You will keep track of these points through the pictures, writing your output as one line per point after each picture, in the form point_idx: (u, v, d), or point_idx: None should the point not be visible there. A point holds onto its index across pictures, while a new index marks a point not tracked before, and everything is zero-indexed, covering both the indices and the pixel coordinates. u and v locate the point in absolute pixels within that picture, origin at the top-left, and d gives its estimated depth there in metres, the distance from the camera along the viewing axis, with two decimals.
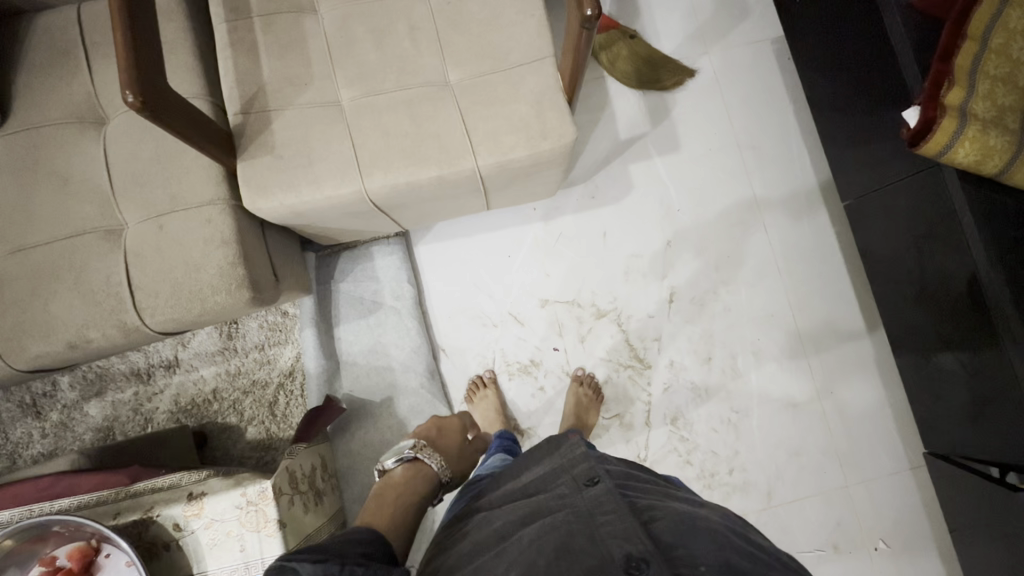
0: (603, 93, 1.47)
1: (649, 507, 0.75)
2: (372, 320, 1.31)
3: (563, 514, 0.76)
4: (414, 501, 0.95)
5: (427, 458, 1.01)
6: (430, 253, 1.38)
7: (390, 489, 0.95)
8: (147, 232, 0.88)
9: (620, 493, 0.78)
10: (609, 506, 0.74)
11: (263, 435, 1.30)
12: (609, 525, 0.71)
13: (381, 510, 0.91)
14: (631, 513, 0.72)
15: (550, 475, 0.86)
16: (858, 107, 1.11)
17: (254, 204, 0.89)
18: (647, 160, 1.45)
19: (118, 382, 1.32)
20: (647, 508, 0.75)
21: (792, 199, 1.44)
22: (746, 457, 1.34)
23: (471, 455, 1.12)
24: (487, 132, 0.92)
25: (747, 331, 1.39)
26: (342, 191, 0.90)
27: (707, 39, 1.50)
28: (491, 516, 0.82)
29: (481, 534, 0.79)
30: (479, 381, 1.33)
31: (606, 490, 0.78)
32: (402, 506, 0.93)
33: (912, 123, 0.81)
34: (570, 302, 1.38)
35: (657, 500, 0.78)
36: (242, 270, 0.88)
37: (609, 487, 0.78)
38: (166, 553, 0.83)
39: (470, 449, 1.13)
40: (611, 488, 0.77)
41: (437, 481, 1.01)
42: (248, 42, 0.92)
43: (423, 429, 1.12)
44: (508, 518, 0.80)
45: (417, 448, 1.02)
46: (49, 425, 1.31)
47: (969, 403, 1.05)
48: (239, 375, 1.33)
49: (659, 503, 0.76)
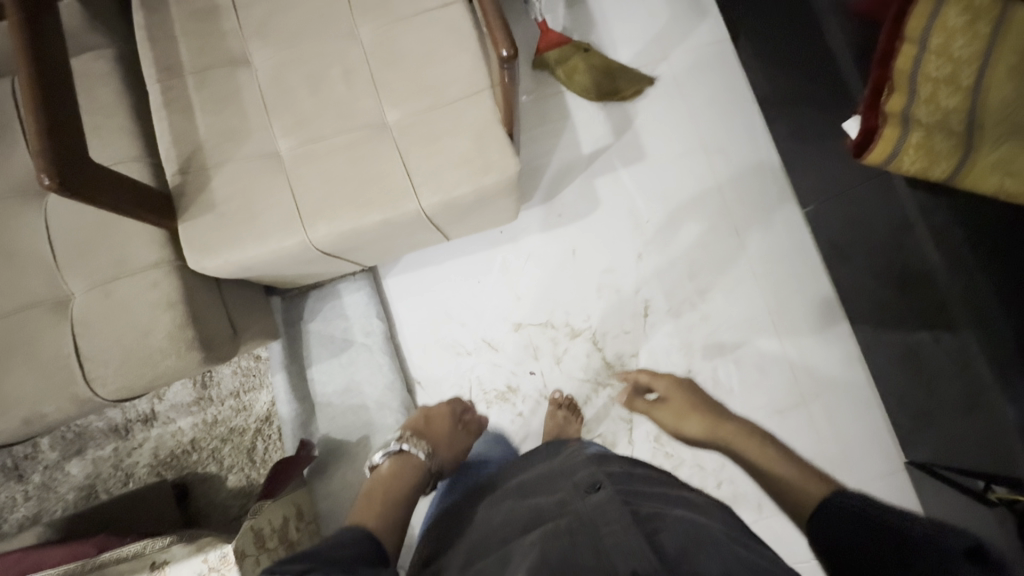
0: (562, 109, 1.46)
1: (655, 514, 0.70)
2: (343, 359, 1.30)
3: (564, 522, 0.71)
4: (405, 493, 0.93)
5: (415, 450, 1.00)
6: (398, 285, 1.37)
7: (378, 483, 0.93)
8: (94, 300, 0.87)
9: (624, 500, 0.73)
10: (612, 516, 0.69)
11: (243, 482, 1.30)
12: (612, 533, 0.67)
13: (375, 501, 0.90)
14: (634, 524, 0.67)
15: (551, 479, 0.83)
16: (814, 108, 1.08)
17: (198, 264, 0.88)
18: (612, 173, 1.43)
19: (97, 439, 1.32)
20: (651, 515, 0.70)
21: (764, 201, 1.41)
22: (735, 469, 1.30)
23: (462, 441, 1.09)
24: (428, 171, 0.90)
25: (727, 340, 1.36)
26: (286, 243, 0.89)
27: (665, 45, 1.48)
28: (495, 520, 0.79)
29: (483, 539, 0.77)
30: None
31: (609, 497, 0.73)
32: (392, 499, 0.91)
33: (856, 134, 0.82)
34: (543, 324, 1.37)
35: (662, 505, 0.73)
36: (191, 331, 0.87)
37: (612, 494, 0.73)
38: None
39: (460, 438, 1.10)
40: (614, 495, 0.73)
41: (426, 469, 0.99)
42: (182, 101, 0.91)
43: (411, 421, 1.11)
44: (507, 528, 0.76)
45: (404, 440, 1.02)
46: (32, 487, 1.31)
47: (952, 403, 1.01)
48: (216, 424, 1.32)
49: (665, 510, 0.71)
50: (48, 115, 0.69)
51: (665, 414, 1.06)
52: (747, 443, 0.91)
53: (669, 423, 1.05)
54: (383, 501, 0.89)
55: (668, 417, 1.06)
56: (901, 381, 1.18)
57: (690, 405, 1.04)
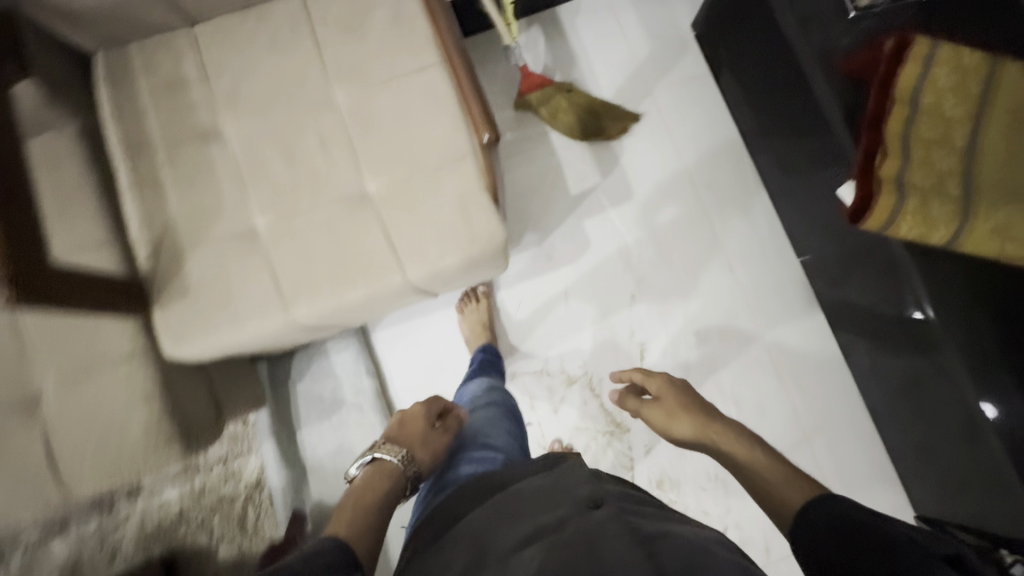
0: (548, 149, 1.43)
1: (658, 530, 0.62)
2: (334, 420, 1.26)
3: (559, 537, 0.63)
4: (380, 501, 0.81)
5: (388, 456, 0.89)
6: (388, 339, 1.33)
7: (350, 494, 0.82)
8: (65, 396, 0.83)
9: (624, 517, 0.64)
10: (614, 539, 0.60)
11: (235, 553, 1.25)
12: (612, 551, 0.59)
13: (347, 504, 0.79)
14: (634, 542, 0.59)
15: (552, 487, 0.74)
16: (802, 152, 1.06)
17: (175, 353, 0.84)
18: (601, 213, 1.41)
19: (80, 516, 1.27)
20: (654, 532, 0.62)
21: (755, 235, 1.39)
22: (740, 513, 1.28)
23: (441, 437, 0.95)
24: (413, 244, 0.87)
25: (717, 340, 1.36)
26: (267, 325, 0.85)
27: (648, 81, 1.46)
28: (488, 521, 0.71)
29: (472, 543, 0.68)
30: None
31: (611, 514, 0.65)
32: (364, 508, 0.79)
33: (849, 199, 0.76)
34: (539, 372, 1.34)
35: (661, 522, 0.65)
36: (168, 424, 0.82)
37: (614, 511, 0.65)
38: None
39: (439, 434, 0.96)
40: (616, 512, 0.64)
41: (402, 475, 0.87)
42: (151, 180, 0.87)
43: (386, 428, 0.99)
44: (494, 538, 0.67)
45: (377, 449, 0.90)
46: (12, 570, 1.25)
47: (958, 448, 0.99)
48: (205, 493, 1.27)
49: (667, 528, 0.63)
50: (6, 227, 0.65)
51: (654, 414, 0.91)
52: (738, 448, 0.79)
53: (658, 424, 0.90)
54: (355, 510, 0.78)
55: (658, 417, 0.90)
56: (903, 411, 1.16)
57: (683, 404, 0.88)
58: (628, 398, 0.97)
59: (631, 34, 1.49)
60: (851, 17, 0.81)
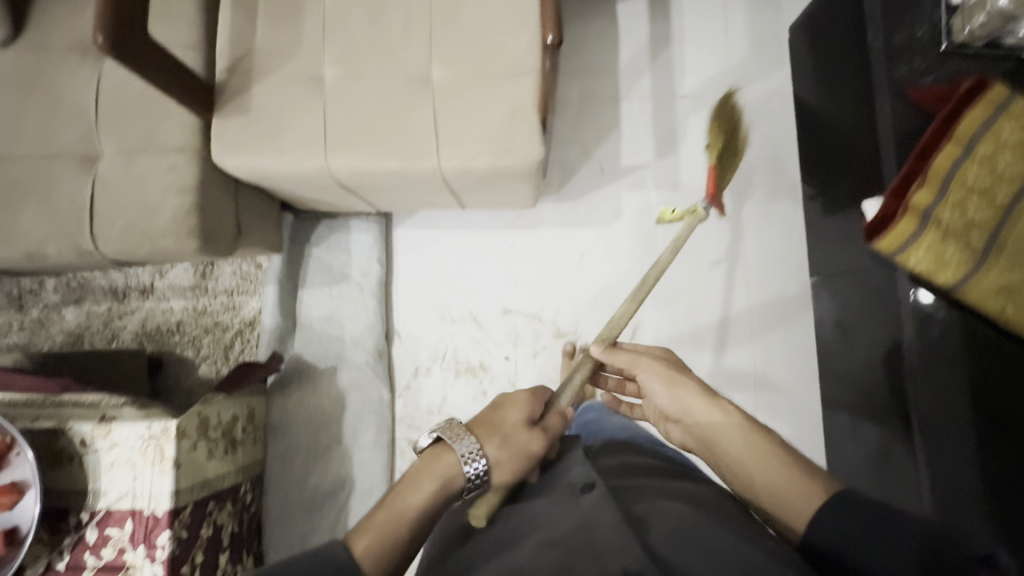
0: (614, 116, 1.45)
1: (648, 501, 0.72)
2: (335, 291, 1.35)
3: (551, 536, 0.68)
4: None
5: None
6: (407, 236, 1.42)
7: None
8: (117, 164, 0.92)
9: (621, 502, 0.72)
10: (605, 519, 0.67)
11: (213, 374, 1.37)
12: (609, 541, 0.65)
13: None
14: (625, 522, 0.66)
15: (553, 501, 0.73)
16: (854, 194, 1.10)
17: (220, 159, 0.93)
18: (642, 192, 1.42)
19: (96, 295, 1.40)
20: (649, 518, 0.69)
21: (781, 261, 1.38)
22: None
23: None
24: (453, 136, 0.92)
25: (696, 159, 1.43)
26: (304, 163, 0.93)
27: (731, 299, 1.36)
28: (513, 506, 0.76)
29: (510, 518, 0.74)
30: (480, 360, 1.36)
31: (604, 495, 0.70)
32: None
33: (870, 216, 0.80)
34: (532, 315, 1.39)
35: (646, 496, 0.74)
36: (196, 219, 0.92)
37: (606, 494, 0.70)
38: (69, 465, 0.88)
39: None
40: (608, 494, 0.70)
41: None
42: (248, 6, 0.95)
43: None
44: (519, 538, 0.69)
45: None
46: (28, 320, 1.40)
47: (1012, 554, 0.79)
48: (204, 314, 1.39)
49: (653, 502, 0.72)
50: (115, 22, 0.77)
51: (652, 371, 0.86)
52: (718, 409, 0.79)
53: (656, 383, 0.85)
54: None
55: (655, 372, 0.85)
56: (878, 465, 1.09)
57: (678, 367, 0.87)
58: (554, 413, 0.82)
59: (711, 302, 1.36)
60: (943, 49, 0.84)
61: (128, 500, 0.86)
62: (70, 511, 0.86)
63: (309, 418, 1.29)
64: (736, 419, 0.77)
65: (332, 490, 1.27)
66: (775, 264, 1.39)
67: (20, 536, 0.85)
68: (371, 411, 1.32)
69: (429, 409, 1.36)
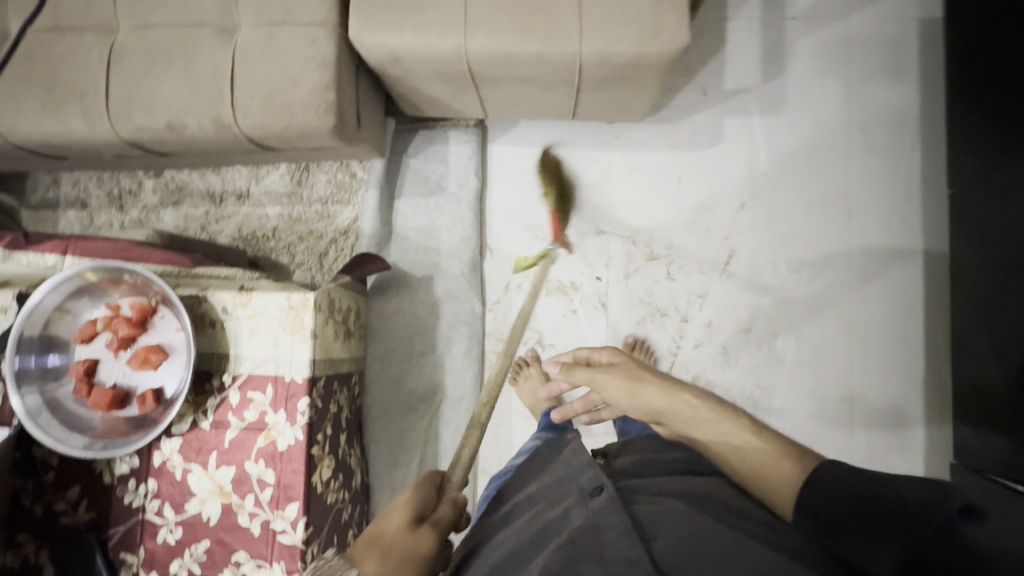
0: (720, 36, 1.39)
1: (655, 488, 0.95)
2: (431, 202, 1.35)
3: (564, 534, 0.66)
4: None
5: None
6: (501, 151, 1.39)
7: None
8: (257, 37, 0.92)
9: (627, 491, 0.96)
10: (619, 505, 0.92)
11: (308, 281, 1.39)
12: (615, 546, 0.62)
13: None
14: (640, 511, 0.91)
15: (555, 484, 0.78)
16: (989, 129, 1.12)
17: (358, 35, 0.91)
18: (745, 117, 1.38)
19: (193, 198, 1.42)
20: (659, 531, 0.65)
21: (885, 193, 1.35)
22: (776, 421, 1.32)
23: None
24: (598, 18, 0.89)
25: (803, 83, 1.38)
26: (443, 43, 0.91)
27: (834, 238, 1.35)
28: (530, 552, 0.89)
29: None
30: (525, 361, 1.33)
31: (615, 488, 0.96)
32: None
33: None
34: (626, 237, 1.37)
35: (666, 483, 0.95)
36: (333, 96, 0.91)
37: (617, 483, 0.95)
38: (210, 330, 0.90)
39: None
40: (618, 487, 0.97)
41: None
42: None
43: None
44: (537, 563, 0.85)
45: None
46: (128, 220, 1.42)
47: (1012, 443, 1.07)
48: (299, 222, 1.40)
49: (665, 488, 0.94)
50: None
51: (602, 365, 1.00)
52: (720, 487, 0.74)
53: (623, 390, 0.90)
54: None
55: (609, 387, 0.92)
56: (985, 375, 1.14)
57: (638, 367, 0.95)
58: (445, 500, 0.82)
59: (801, 250, 1.35)
60: None
61: (270, 366, 0.89)
62: (213, 374, 0.89)
63: (405, 327, 1.31)
64: (776, 448, 0.72)
65: (426, 395, 1.29)
66: (880, 194, 1.35)
67: (166, 396, 0.88)
68: (464, 323, 1.32)
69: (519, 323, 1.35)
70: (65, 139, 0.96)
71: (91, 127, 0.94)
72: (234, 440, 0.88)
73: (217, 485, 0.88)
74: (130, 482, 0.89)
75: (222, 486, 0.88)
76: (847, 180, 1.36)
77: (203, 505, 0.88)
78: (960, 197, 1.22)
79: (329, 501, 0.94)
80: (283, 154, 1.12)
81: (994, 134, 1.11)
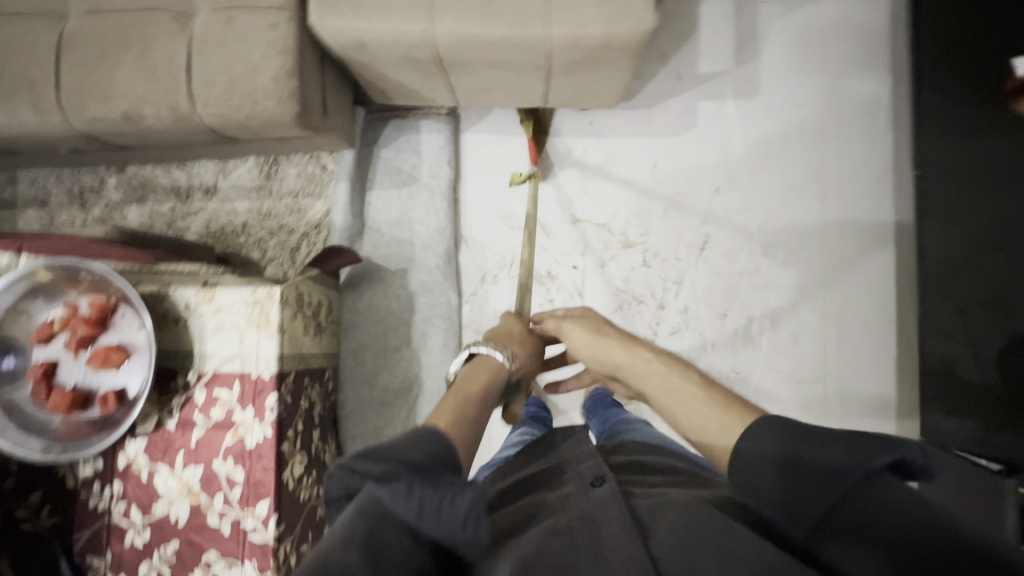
0: (693, 20, 1.38)
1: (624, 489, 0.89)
2: (404, 193, 1.33)
3: (557, 518, 0.61)
4: None
5: None
6: (475, 140, 1.38)
7: None
8: (214, 23, 0.89)
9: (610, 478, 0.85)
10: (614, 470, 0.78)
11: (280, 277, 1.36)
12: (612, 535, 0.57)
13: None
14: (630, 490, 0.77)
15: (558, 468, 0.75)
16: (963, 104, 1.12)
17: (320, 21, 0.89)
18: (719, 102, 1.38)
19: (159, 195, 1.38)
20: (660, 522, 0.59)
21: (856, 177, 1.36)
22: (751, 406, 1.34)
23: None
24: (566, 0, 0.88)
25: (776, 68, 1.38)
26: (408, 28, 0.89)
27: (807, 221, 1.36)
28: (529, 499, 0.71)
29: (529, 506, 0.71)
30: None
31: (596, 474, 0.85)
32: None
33: None
34: (601, 226, 1.37)
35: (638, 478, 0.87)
36: (296, 83, 0.89)
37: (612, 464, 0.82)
38: (173, 327, 0.88)
39: None
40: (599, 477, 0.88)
41: None
42: None
43: None
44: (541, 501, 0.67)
45: None
46: (91, 217, 1.38)
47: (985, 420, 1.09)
48: (269, 216, 1.37)
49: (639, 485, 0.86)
50: None
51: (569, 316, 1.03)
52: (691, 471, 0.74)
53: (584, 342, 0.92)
54: None
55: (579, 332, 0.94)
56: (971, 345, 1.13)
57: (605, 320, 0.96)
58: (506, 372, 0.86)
59: (774, 234, 1.36)
60: None
61: (236, 363, 0.87)
62: (178, 372, 0.87)
63: (379, 322, 1.30)
64: None
65: (403, 389, 1.28)
66: (852, 178, 1.37)
67: (129, 398, 0.85)
68: (440, 315, 1.31)
69: (496, 314, 1.35)
70: (16, 132, 0.93)
71: (42, 119, 0.91)
72: (201, 439, 0.86)
73: (185, 486, 0.86)
74: (94, 485, 0.86)
75: (190, 486, 0.86)
76: (819, 164, 1.37)
77: (171, 505, 0.86)
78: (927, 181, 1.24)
79: (302, 498, 0.93)
80: (249, 145, 1.09)
81: (967, 107, 1.11)
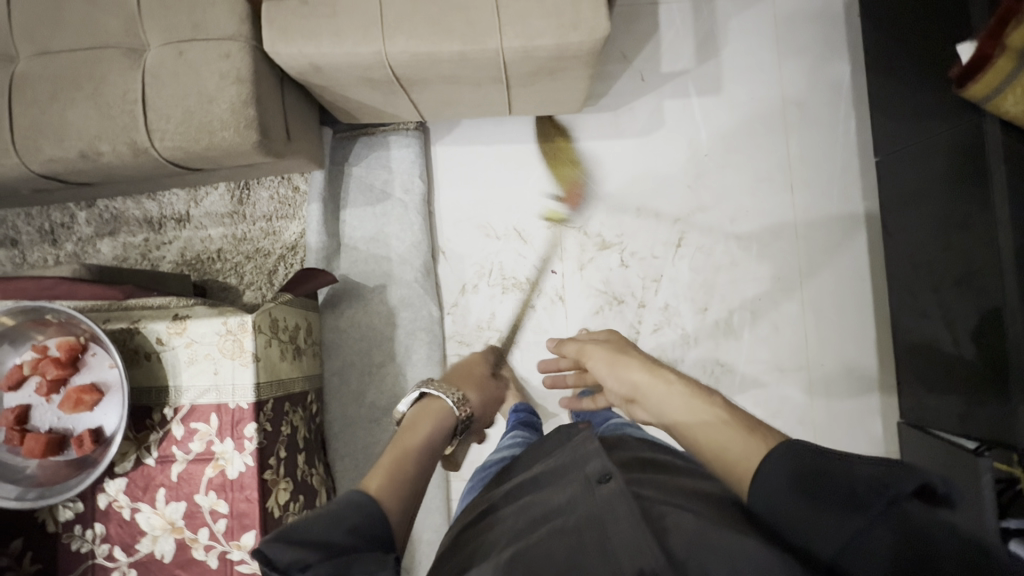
0: (652, 20, 1.40)
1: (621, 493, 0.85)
2: (378, 209, 1.32)
3: (563, 522, 0.59)
4: None
5: None
6: (445, 152, 1.38)
7: None
8: (167, 56, 0.88)
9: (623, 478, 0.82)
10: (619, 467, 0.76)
11: (259, 300, 1.35)
12: (619, 534, 0.55)
13: None
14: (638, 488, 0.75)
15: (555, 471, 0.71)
16: (919, 88, 1.13)
17: (273, 47, 0.89)
18: (684, 99, 1.39)
19: (130, 227, 1.37)
20: (666, 518, 0.57)
21: (825, 164, 1.38)
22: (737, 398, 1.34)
23: None
24: (516, 13, 0.89)
25: (738, 62, 1.39)
26: (362, 49, 0.89)
27: (779, 211, 1.37)
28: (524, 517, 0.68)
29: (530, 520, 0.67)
30: None
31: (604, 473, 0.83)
32: None
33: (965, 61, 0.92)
34: (577, 228, 1.37)
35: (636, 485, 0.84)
36: (253, 111, 0.88)
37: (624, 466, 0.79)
38: (146, 363, 0.87)
39: None
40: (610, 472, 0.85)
41: None
42: None
43: None
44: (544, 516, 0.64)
45: None
46: (63, 254, 1.37)
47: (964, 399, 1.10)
48: (244, 241, 1.36)
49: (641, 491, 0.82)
50: None
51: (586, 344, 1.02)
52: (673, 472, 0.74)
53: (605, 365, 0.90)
54: None
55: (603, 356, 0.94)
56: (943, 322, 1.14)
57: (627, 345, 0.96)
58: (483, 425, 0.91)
59: (749, 225, 1.37)
60: None
61: (212, 394, 0.86)
62: (153, 409, 0.86)
63: (362, 339, 1.29)
64: None
65: (389, 406, 1.27)
66: (821, 165, 1.38)
67: (105, 436, 0.84)
68: (422, 329, 1.31)
69: (478, 324, 1.35)
70: None
71: None
72: (181, 474, 0.85)
73: (168, 522, 0.85)
74: (76, 528, 0.85)
75: (173, 522, 0.85)
76: (787, 154, 1.38)
77: (155, 542, 0.85)
78: (893, 165, 1.26)
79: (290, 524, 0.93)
80: (214, 174, 1.08)
81: (923, 90, 1.12)
